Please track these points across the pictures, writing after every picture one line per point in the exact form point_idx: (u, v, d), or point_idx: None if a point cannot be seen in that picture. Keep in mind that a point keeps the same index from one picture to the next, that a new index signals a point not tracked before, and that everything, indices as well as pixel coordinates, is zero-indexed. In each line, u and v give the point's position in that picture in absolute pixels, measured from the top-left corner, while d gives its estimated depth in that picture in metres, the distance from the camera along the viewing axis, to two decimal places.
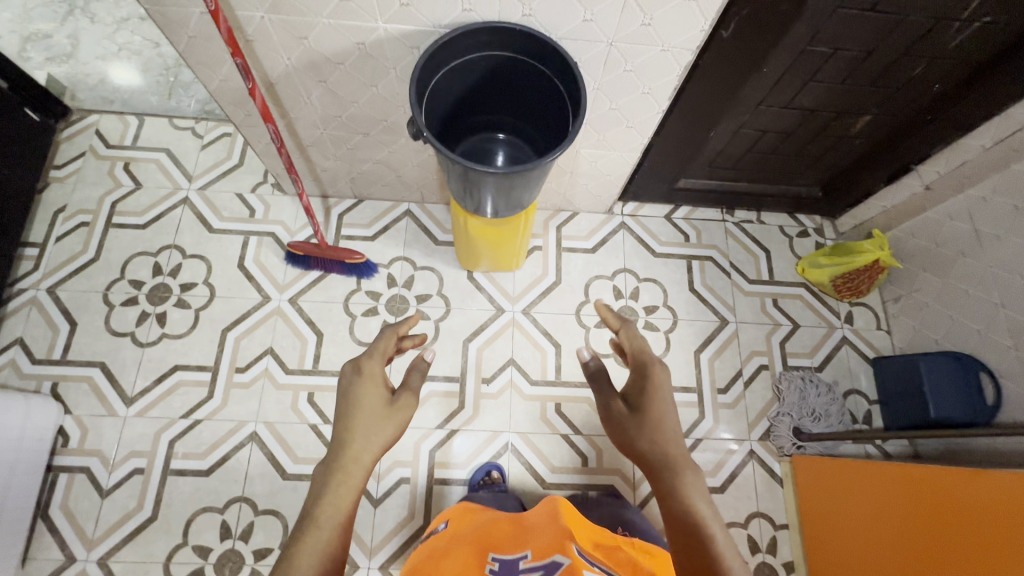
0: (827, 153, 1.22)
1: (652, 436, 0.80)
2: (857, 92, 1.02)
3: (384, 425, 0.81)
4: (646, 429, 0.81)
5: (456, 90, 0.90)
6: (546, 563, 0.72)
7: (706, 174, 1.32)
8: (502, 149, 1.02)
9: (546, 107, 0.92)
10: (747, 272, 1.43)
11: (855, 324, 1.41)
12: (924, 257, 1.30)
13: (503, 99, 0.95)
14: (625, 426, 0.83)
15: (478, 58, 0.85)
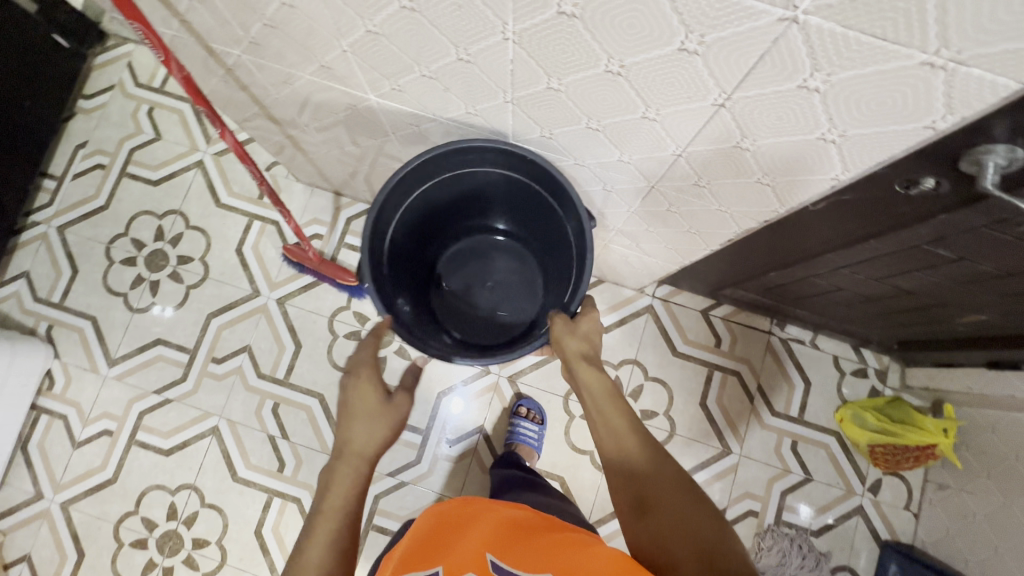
0: (917, 321, 0.96)
1: (582, 352, 0.76)
2: (973, 293, 0.76)
3: (378, 421, 0.79)
4: (585, 347, 0.77)
5: (456, 190, 0.86)
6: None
7: (756, 293, 1.10)
8: (501, 256, 1.00)
9: (552, 237, 0.88)
10: (774, 401, 1.24)
11: (880, 495, 1.21)
12: (992, 461, 1.06)
13: (508, 207, 0.92)
14: (563, 344, 0.77)
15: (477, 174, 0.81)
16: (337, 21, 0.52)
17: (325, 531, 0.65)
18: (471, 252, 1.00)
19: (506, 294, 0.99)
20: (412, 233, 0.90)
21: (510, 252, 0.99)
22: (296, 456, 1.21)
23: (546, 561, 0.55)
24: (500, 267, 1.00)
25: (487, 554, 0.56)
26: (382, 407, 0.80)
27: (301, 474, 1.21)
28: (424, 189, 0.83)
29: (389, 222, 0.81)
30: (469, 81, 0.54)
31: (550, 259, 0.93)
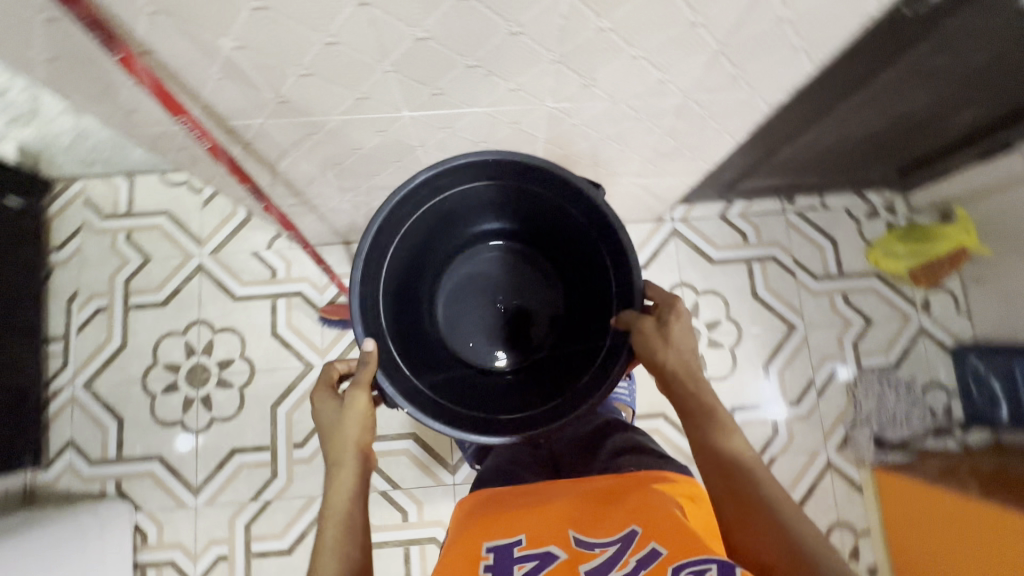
0: (913, 142, 1.06)
1: (674, 360, 0.70)
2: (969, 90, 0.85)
3: (353, 419, 0.70)
4: (677, 356, 0.70)
5: (433, 217, 0.84)
6: (539, 556, 0.56)
7: (770, 175, 1.17)
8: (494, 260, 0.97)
9: (547, 219, 0.86)
10: (812, 268, 1.32)
11: (933, 311, 1.31)
12: (1014, 239, 1.18)
13: (489, 209, 0.89)
14: (652, 349, 0.70)
15: (434, 202, 0.81)
16: (382, 42, 0.54)
17: (328, 555, 0.59)
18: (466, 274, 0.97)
19: (528, 295, 0.96)
20: (409, 304, 0.89)
21: (504, 253, 0.97)
22: (415, 500, 1.20)
23: (628, 513, 0.58)
24: (506, 274, 0.96)
25: (568, 528, 0.59)
26: (343, 408, 0.71)
27: (427, 515, 1.20)
28: (399, 248, 0.82)
29: (380, 320, 0.79)
30: (514, 54, 0.57)
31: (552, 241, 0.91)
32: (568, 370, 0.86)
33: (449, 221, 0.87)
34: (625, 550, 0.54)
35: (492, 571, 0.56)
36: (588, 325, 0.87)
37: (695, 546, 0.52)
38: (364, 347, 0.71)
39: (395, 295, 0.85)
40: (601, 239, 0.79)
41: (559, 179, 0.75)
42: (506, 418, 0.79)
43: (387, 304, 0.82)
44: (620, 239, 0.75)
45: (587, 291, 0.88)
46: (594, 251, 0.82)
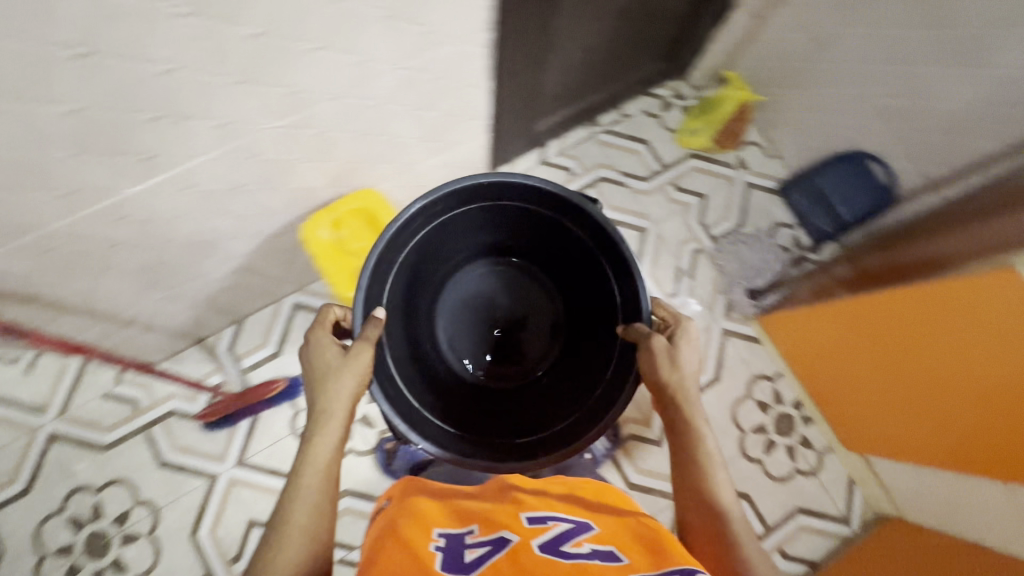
0: (653, 31, 1.17)
1: (677, 382, 0.79)
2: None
3: (351, 378, 0.77)
4: (677, 379, 0.79)
5: (428, 239, 0.98)
6: (493, 540, 0.68)
7: (560, 106, 1.25)
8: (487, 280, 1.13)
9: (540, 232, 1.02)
10: (639, 172, 1.41)
11: (751, 165, 1.43)
12: (776, 79, 1.33)
13: (482, 228, 1.04)
14: (659, 370, 0.79)
15: (457, 212, 0.96)
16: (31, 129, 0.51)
17: (311, 488, 0.71)
18: (462, 292, 1.13)
19: (512, 311, 1.13)
20: (410, 309, 1.04)
21: (497, 269, 1.14)
22: None
23: (582, 513, 0.74)
24: (490, 294, 1.13)
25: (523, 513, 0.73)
26: (346, 360, 0.78)
27: None
28: (398, 266, 0.96)
29: (384, 333, 0.94)
30: (189, 90, 0.56)
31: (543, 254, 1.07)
32: (570, 389, 1.02)
33: (448, 238, 1.03)
34: (579, 529, 0.69)
35: (445, 549, 0.67)
36: (585, 333, 1.06)
37: (659, 555, 0.63)
38: (375, 316, 0.81)
39: (399, 303, 0.99)
40: (603, 258, 0.94)
41: (539, 198, 0.94)
42: (511, 445, 0.93)
43: (390, 310, 0.96)
44: (614, 257, 0.92)
45: (580, 300, 1.07)
46: (581, 256, 1.00)
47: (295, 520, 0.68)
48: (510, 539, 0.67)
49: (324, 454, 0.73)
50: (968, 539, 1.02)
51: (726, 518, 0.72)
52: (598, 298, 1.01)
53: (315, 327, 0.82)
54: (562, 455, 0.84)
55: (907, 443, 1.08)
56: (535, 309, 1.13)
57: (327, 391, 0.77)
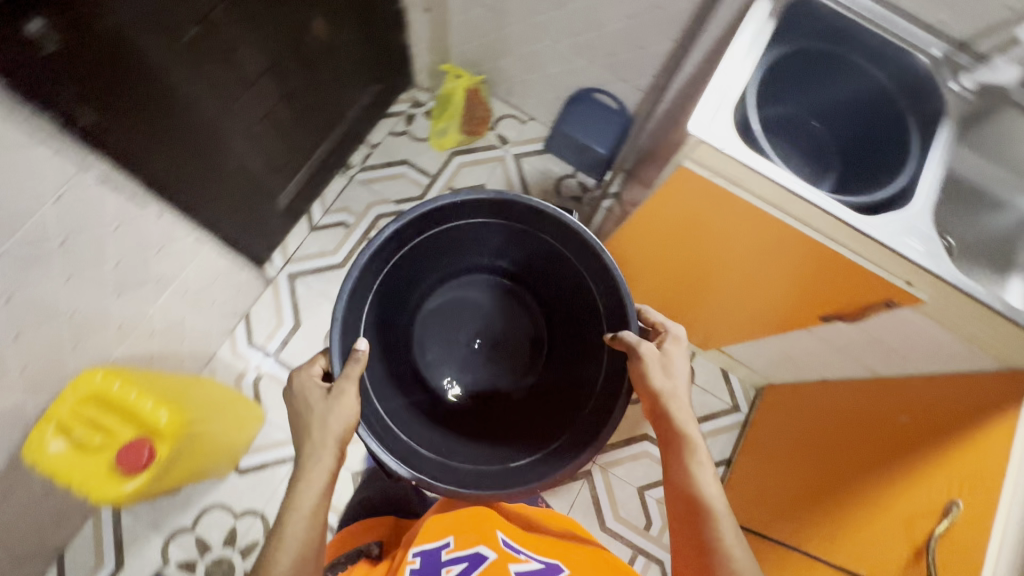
0: (335, 68, 1.11)
1: (668, 386, 0.73)
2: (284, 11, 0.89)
3: (340, 412, 0.70)
4: (665, 381, 0.73)
5: (408, 258, 0.90)
6: (470, 555, 0.69)
7: (286, 175, 1.16)
8: (481, 300, 1.04)
9: (529, 250, 0.94)
10: (412, 193, 1.37)
11: (510, 138, 1.44)
12: (486, 54, 1.33)
13: (479, 244, 0.96)
14: (649, 378, 0.74)
15: (453, 224, 0.89)
16: None
17: (299, 526, 0.63)
18: (452, 312, 1.04)
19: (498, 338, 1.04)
20: (388, 319, 0.94)
21: (490, 288, 1.04)
22: None
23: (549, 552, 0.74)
24: (473, 312, 1.04)
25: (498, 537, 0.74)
26: (335, 400, 0.70)
27: None
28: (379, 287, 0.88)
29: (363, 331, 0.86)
30: None
31: (536, 277, 0.99)
32: (570, 393, 0.93)
33: (452, 246, 0.95)
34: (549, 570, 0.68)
35: (421, 568, 0.68)
36: (574, 330, 0.96)
37: None
38: (358, 350, 0.73)
39: (380, 320, 0.91)
40: (583, 268, 0.87)
41: (529, 220, 0.86)
42: (505, 470, 0.83)
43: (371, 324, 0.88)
44: (599, 271, 0.84)
45: (564, 308, 0.97)
46: (562, 270, 0.92)
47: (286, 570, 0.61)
48: (488, 558, 0.68)
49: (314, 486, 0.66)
50: (834, 380, 1.05)
51: (714, 524, 0.66)
52: (585, 318, 0.92)
53: (304, 369, 0.75)
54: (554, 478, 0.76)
55: (735, 329, 1.08)
56: (522, 318, 1.04)
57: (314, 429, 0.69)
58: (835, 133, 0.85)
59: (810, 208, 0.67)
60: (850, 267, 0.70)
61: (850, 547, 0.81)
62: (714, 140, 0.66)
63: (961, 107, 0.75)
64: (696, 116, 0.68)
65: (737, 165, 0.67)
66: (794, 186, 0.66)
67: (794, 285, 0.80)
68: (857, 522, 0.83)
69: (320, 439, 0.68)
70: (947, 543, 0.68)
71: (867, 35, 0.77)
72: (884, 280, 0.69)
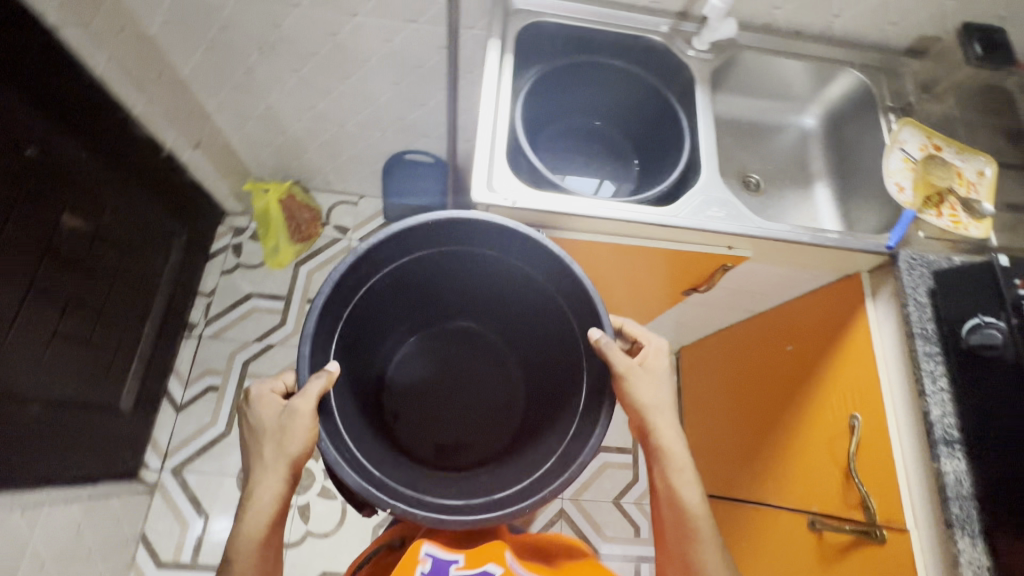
0: (122, 249, 0.99)
1: (654, 406, 0.67)
2: (25, 225, 0.77)
3: (296, 433, 0.59)
4: (653, 398, 0.67)
5: (394, 287, 0.72)
6: None
7: (117, 376, 1.03)
8: (466, 354, 0.83)
9: (511, 292, 0.75)
10: (272, 323, 1.27)
11: (348, 225, 1.38)
12: (284, 159, 1.26)
13: (462, 287, 0.77)
14: (636, 393, 0.66)
15: (428, 249, 0.68)
16: None
17: (250, 544, 0.58)
18: (431, 363, 0.82)
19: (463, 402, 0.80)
20: (360, 350, 0.73)
21: (468, 338, 0.83)
22: None
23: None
24: (451, 367, 0.82)
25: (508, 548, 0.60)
26: (286, 417, 0.59)
27: None
28: (354, 314, 0.68)
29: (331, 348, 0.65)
30: None
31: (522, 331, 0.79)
32: (556, 418, 0.70)
33: (431, 278, 0.74)
34: None
35: None
36: (548, 368, 0.76)
37: None
38: (328, 365, 0.60)
39: (350, 341, 0.70)
40: (565, 301, 0.67)
41: (498, 242, 0.66)
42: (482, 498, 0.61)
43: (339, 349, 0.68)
44: (574, 297, 0.65)
45: (540, 351, 0.77)
46: (529, 297, 0.73)
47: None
48: None
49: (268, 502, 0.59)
50: (729, 326, 1.07)
51: (703, 549, 0.64)
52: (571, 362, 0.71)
53: (266, 381, 0.64)
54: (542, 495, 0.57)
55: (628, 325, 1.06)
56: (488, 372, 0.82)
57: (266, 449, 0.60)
58: (617, 127, 0.86)
59: (617, 223, 0.67)
60: (688, 255, 0.72)
61: (795, 490, 0.84)
62: (500, 200, 0.65)
63: (705, 68, 0.79)
64: (475, 186, 0.66)
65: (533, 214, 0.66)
66: (592, 210, 0.67)
67: (649, 282, 0.81)
68: (792, 460, 0.85)
69: (269, 460, 0.59)
70: (862, 458, 0.71)
71: (603, 36, 0.80)
72: (708, 252, 0.71)
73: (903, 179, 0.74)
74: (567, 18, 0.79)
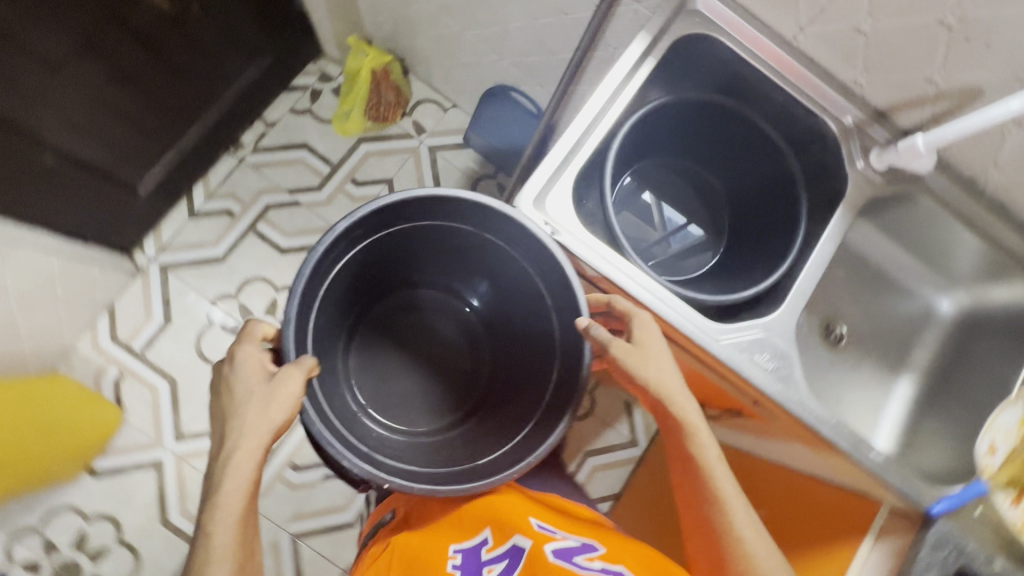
0: (190, 39, 0.95)
1: (658, 381, 0.56)
2: None
3: (278, 405, 0.57)
4: (658, 374, 0.56)
5: (410, 246, 0.70)
6: (509, 550, 0.61)
7: (144, 158, 1.03)
8: (450, 338, 0.80)
9: (515, 301, 0.71)
10: (310, 183, 1.23)
11: (427, 127, 1.29)
12: (398, 31, 1.16)
13: (474, 277, 0.74)
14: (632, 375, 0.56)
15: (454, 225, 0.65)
16: None
17: (225, 524, 0.55)
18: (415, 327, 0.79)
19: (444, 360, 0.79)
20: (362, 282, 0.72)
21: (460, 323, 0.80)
22: None
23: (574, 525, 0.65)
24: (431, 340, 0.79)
25: (529, 516, 0.64)
26: (266, 390, 0.57)
27: None
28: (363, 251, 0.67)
29: (336, 268, 0.65)
30: None
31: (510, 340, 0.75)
32: (498, 433, 0.68)
33: (451, 246, 0.70)
34: (582, 547, 0.60)
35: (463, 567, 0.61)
36: (520, 382, 0.71)
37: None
38: (302, 358, 0.58)
39: (367, 262, 0.69)
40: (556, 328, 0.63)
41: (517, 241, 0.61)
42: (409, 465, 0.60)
43: (340, 275, 0.66)
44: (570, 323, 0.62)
45: (519, 365, 0.73)
46: (533, 303, 0.66)
47: None
48: (522, 546, 0.60)
49: (243, 480, 0.57)
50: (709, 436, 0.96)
51: (731, 513, 0.56)
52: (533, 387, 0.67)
53: (244, 343, 0.60)
54: (491, 480, 0.57)
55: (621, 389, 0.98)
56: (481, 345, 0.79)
57: (248, 414, 0.57)
58: (732, 197, 0.73)
59: (647, 311, 0.57)
60: (710, 381, 0.62)
61: None
62: (538, 222, 0.56)
63: (862, 191, 0.63)
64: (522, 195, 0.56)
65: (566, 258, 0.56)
66: (626, 284, 0.57)
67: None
68: None
69: (251, 435, 0.57)
70: None
71: (776, 95, 0.64)
72: (730, 393, 0.60)
73: (1003, 440, 0.60)
74: (746, 51, 0.62)
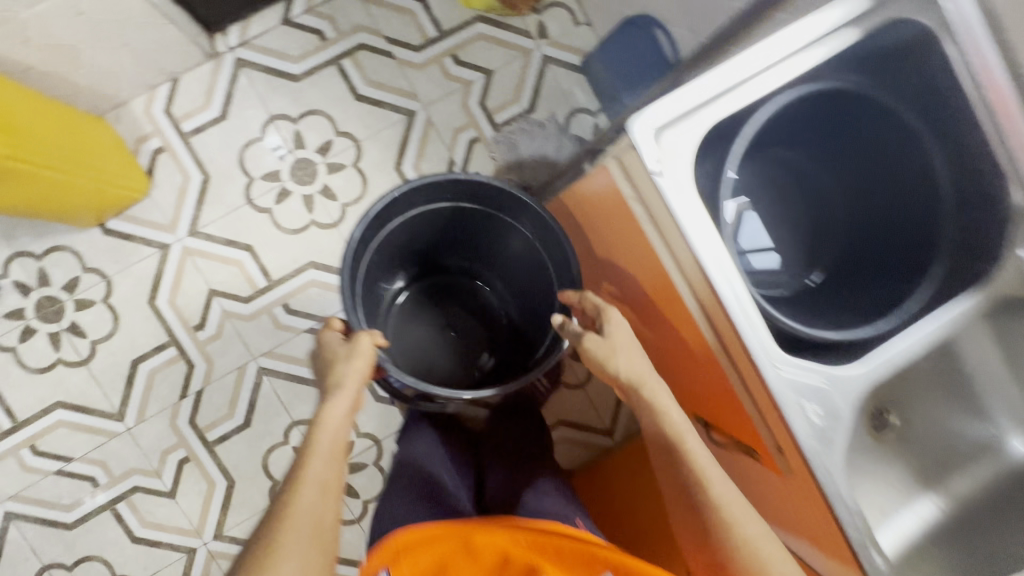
0: None
1: (629, 369, 0.66)
2: None
3: (355, 367, 0.70)
4: (629, 367, 0.66)
5: (456, 230, 0.94)
6: None
7: None
8: (467, 303, 1.04)
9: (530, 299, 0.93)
10: (411, 41, 1.14)
11: (551, 33, 1.17)
12: None
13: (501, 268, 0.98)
14: (608, 363, 0.68)
15: (498, 217, 0.88)
16: None
17: (311, 482, 0.64)
18: (444, 290, 1.03)
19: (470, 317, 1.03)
20: (420, 241, 0.94)
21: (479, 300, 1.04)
22: (95, 462, 1.09)
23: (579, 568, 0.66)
24: (453, 300, 1.04)
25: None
26: (348, 354, 0.71)
27: (119, 468, 1.10)
28: (421, 217, 0.89)
29: (407, 215, 0.86)
30: None
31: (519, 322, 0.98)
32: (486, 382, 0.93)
33: (487, 238, 0.94)
34: None
35: None
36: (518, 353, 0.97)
37: None
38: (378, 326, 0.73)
39: (422, 226, 0.91)
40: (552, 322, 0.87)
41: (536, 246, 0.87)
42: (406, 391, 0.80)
43: (410, 223, 0.88)
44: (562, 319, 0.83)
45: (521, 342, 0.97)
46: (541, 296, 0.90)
47: (296, 531, 0.61)
48: None
49: (327, 440, 0.67)
50: None
51: (724, 509, 0.61)
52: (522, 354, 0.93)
53: (327, 330, 0.76)
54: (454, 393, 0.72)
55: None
56: (494, 311, 1.03)
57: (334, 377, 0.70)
58: (853, 226, 0.67)
59: (717, 304, 0.49)
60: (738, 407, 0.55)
61: None
62: (650, 153, 0.46)
63: None
64: (645, 114, 0.46)
65: (661, 208, 0.48)
66: (710, 267, 0.48)
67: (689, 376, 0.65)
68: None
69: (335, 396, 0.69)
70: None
71: None
72: (755, 428, 0.53)
73: None
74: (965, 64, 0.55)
